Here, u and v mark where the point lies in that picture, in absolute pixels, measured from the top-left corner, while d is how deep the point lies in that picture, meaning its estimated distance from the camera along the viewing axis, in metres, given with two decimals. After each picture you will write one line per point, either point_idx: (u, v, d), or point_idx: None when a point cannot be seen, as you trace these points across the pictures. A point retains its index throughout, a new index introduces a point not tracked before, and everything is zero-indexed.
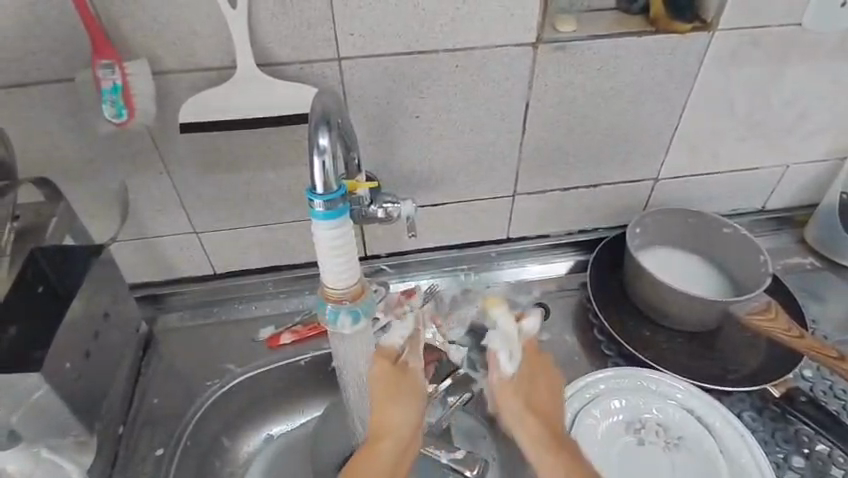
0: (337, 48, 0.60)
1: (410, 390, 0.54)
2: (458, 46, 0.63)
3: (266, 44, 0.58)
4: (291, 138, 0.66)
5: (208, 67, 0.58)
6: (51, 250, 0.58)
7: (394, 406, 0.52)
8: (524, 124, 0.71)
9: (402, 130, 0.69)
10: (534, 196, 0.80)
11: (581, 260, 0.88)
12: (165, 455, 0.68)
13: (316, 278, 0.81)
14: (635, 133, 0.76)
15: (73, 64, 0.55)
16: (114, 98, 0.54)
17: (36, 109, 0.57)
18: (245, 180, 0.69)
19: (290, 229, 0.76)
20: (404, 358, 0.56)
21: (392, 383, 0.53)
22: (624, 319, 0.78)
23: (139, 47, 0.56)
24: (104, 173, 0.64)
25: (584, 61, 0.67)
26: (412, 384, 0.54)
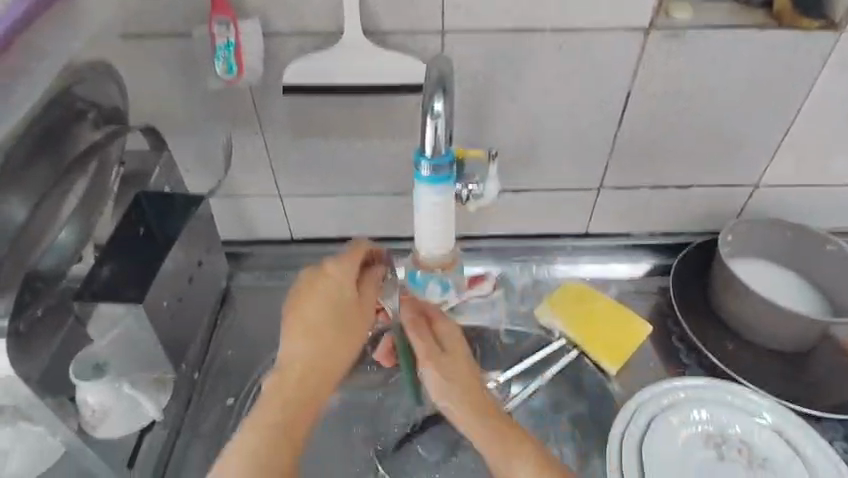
0: (443, 20, 0.59)
1: (356, 325, 0.61)
2: (566, 27, 0.61)
3: (373, 12, 0.58)
4: (384, 109, 0.66)
5: (315, 32, 0.59)
6: (154, 195, 0.59)
7: (339, 328, 0.59)
8: (621, 119, 0.69)
9: (495, 110, 0.67)
10: (621, 192, 0.77)
11: (662, 263, 0.84)
12: (236, 405, 0.71)
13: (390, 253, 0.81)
14: (738, 135, 0.72)
15: (193, 20, 0.57)
16: (227, 55, 0.56)
17: (156, 63, 0.61)
18: (334, 148, 0.70)
19: (370, 202, 0.76)
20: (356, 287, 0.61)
21: (341, 312, 0.60)
22: (706, 328, 0.75)
23: (252, 8, 0.57)
24: (207, 129, 0.67)
25: (697, 51, 0.64)
26: (346, 297, 0.60)
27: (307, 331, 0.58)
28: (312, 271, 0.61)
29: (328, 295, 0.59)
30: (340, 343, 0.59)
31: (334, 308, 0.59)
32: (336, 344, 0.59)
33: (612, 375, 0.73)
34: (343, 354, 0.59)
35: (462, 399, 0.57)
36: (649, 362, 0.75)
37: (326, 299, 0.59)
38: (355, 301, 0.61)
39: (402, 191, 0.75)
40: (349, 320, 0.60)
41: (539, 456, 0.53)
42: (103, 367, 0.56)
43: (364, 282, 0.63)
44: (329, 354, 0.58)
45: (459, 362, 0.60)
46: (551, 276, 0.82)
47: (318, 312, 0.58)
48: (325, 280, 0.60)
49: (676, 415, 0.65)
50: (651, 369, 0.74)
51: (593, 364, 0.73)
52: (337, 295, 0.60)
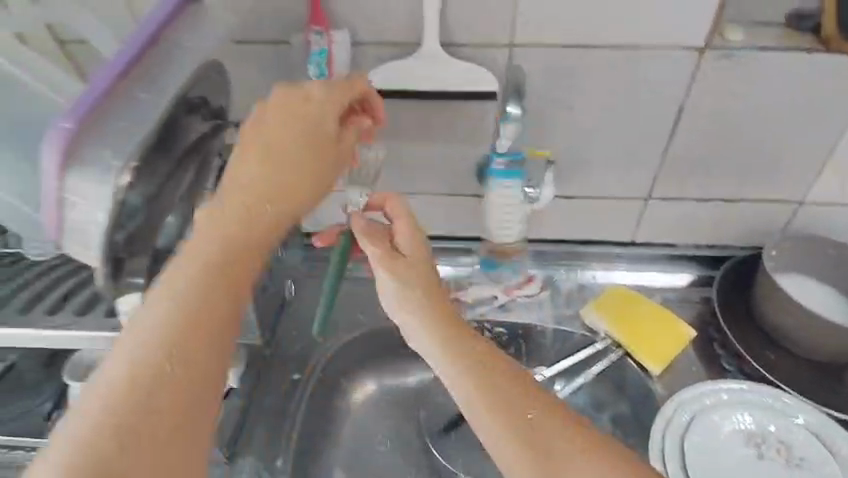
0: (512, 35, 0.65)
1: (329, 154, 0.53)
2: (625, 44, 0.66)
3: (450, 26, 0.65)
4: (451, 114, 0.72)
5: (396, 43, 0.66)
6: None
7: (298, 165, 0.51)
8: (671, 132, 0.73)
9: (553, 120, 0.72)
10: (668, 202, 0.81)
11: (705, 275, 0.87)
12: (301, 381, 0.75)
13: (443, 251, 0.86)
14: (785, 152, 0.75)
15: (290, 30, 0.65)
16: (319, 61, 0.62)
17: (253, 66, 0.68)
18: (401, 150, 0.76)
19: (428, 201, 0.82)
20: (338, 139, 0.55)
21: (318, 151, 0.52)
22: (748, 337, 0.77)
23: (343, 20, 0.64)
24: None
25: (748, 71, 0.68)
26: (320, 130, 0.52)
27: (259, 145, 0.50)
28: (281, 90, 0.52)
29: (305, 133, 0.51)
30: (291, 172, 0.50)
31: (285, 152, 0.50)
32: (295, 176, 0.50)
33: (655, 375, 0.76)
34: (306, 192, 0.51)
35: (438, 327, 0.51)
36: (692, 366, 0.77)
37: (302, 122, 0.51)
38: (326, 135, 0.53)
39: (460, 192, 0.80)
40: (328, 162, 0.53)
41: (546, 415, 0.46)
42: None
43: (341, 142, 0.55)
44: (289, 189, 0.50)
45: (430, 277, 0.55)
46: (596, 280, 0.86)
47: (281, 128, 0.51)
48: (288, 101, 0.52)
49: (717, 413, 0.69)
50: (693, 373, 0.77)
51: (636, 364, 0.77)
52: (309, 118, 0.52)
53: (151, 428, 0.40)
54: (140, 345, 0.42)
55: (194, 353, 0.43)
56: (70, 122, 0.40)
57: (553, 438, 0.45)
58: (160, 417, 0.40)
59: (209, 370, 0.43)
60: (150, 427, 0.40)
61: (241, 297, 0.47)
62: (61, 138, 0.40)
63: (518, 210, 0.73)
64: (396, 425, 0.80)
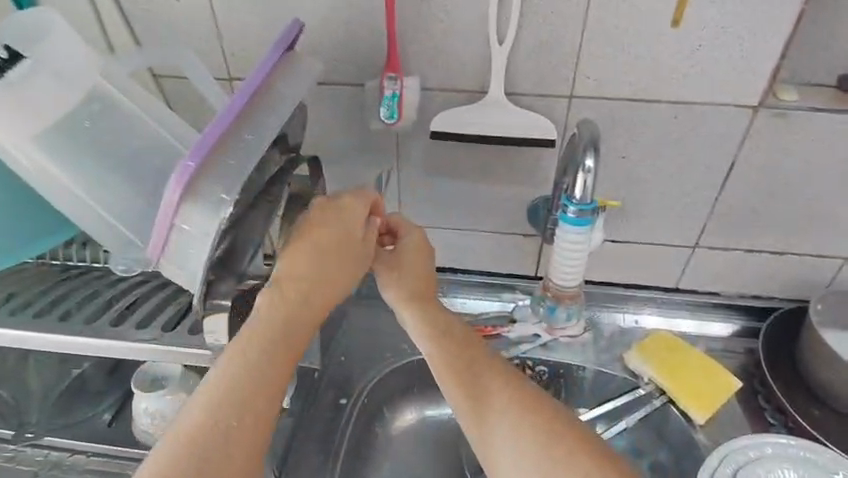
0: (573, 87, 0.69)
1: (351, 253, 0.59)
2: (681, 100, 0.69)
3: (514, 77, 0.69)
4: (507, 157, 0.76)
5: (463, 90, 0.70)
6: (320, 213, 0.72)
7: (333, 265, 0.57)
8: (722, 184, 0.75)
9: (606, 167, 0.75)
10: (715, 252, 0.82)
11: (748, 325, 0.87)
12: (347, 405, 0.77)
13: (487, 287, 0.90)
14: (835, 209, 0.76)
15: (365, 74, 0.70)
16: (391, 104, 0.67)
17: (327, 104, 0.73)
18: (457, 187, 0.80)
19: (478, 238, 0.85)
20: (363, 234, 0.60)
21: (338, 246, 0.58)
22: (791, 390, 0.77)
23: (415, 67, 0.69)
24: (353, 161, 0.78)
25: (801, 130, 0.70)
26: (349, 231, 0.59)
27: (301, 243, 0.56)
28: (319, 206, 0.58)
29: (333, 234, 0.57)
30: (332, 271, 0.57)
31: (323, 258, 0.57)
32: (333, 277, 0.58)
33: (700, 424, 0.75)
34: (338, 284, 0.58)
35: (447, 358, 0.60)
36: (736, 419, 0.77)
37: (334, 227, 0.58)
38: (354, 235, 0.59)
39: (510, 230, 0.83)
40: (350, 255, 0.59)
41: (536, 438, 0.54)
42: None
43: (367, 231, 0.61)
44: (320, 280, 0.57)
45: (440, 313, 0.63)
46: (639, 326, 0.87)
47: (321, 234, 0.57)
48: (326, 214, 0.58)
49: (761, 467, 0.68)
50: (737, 426, 0.77)
51: (680, 412, 0.76)
52: (340, 226, 0.58)
53: (224, 463, 0.49)
54: (212, 391, 0.51)
55: (255, 402, 0.51)
56: (194, 160, 0.45)
57: (532, 458, 0.53)
58: (231, 461, 0.49)
59: (267, 414, 0.52)
60: (223, 462, 0.49)
61: (290, 363, 0.55)
62: (185, 174, 0.44)
63: (579, 265, 0.69)
64: (436, 456, 0.81)
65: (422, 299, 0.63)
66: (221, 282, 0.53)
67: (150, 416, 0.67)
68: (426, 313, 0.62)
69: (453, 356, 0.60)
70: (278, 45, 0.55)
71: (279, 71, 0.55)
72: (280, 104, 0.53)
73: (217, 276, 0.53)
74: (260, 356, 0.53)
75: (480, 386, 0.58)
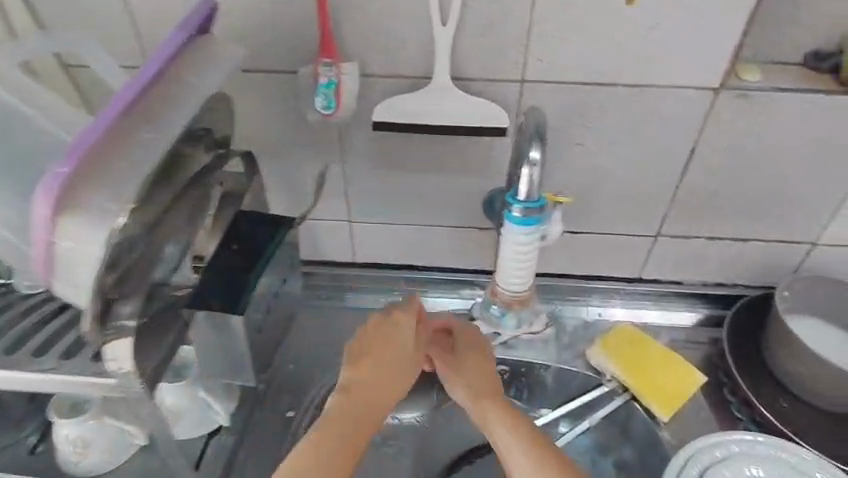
0: (525, 71, 0.64)
1: (406, 354, 0.66)
2: (639, 82, 0.64)
3: (461, 60, 0.63)
4: (457, 147, 0.71)
5: (406, 75, 0.64)
6: (253, 217, 0.67)
7: (394, 367, 0.65)
8: (683, 171, 0.72)
9: (563, 156, 0.71)
10: (678, 240, 0.79)
11: (712, 314, 0.85)
12: (295, 418, 0.74)
13: (444, 284, 0.85)
14: (799, 194, 0.73)
15: (298, 59, 0.63)
16: (327, 93, 0.61)
17: (259, 94, 0.67)
18: (407, 180, 0.75)
19: (434, 233, 0.81)
20: (405, 328, 0.67)
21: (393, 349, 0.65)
22: (755, 382, 0.76)
23: (353, 50, 0.63)
24: (294, 155, 0.72)
25: (764, 113, 0.66)
26: (405, 337, 0.66)
27: (361, 345, 0.65)
28: (378, 316, 0.68)
29: (392, 343, 0.66)
30: (391, 371, 0.64)
31: (382, 364, 0.64)
32: (386, 376, 0.64)
33: (663, 422, 0.73)
34: (396, 382, 0.64)
35: (482, 408, 0.63)
36: (701, 414, 0.75)
37: (390, 339, 0.66)
38: (402, 332, 0.66)
39: (467, 224, 0.79)
40: (402, 357, 0.66)
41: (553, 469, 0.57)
42: (180, 371, 0.65)
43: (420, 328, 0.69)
44: (382, 381, 0.63)
45: (480, 367, 0.67)
46: (603, 317, 0.84)
47: (377, 344, 0.65)
48: (382, 325, 0.67)
49: (729, 468, 0.66)
50: (701, 421, 0.75)
51: (643, 408, 0.74)
52: (396, 338, 0.66)
53: None
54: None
55: None
56: (67, 166, 0.40)
57: None
58: None
59: None
60: None
61: (351, 461, 0.57)
62: (55, 182, 0.39)
63: (527, 266, 0.65)
64: None
65: (452, 361, 0.68)
66: (124, 304, 0.47)
67: (71, 443, 0.61)
68: (457, 366, 0.67)
69: (483, 400, 0.63)
70: (179, 30, 0.50)
71: (180, 60, 0.49)
72: (186, 95, 0.48)
73: (119, 295, 0.46)
74: (324, 446, 0.56)
75: (504, 425, 0.61)
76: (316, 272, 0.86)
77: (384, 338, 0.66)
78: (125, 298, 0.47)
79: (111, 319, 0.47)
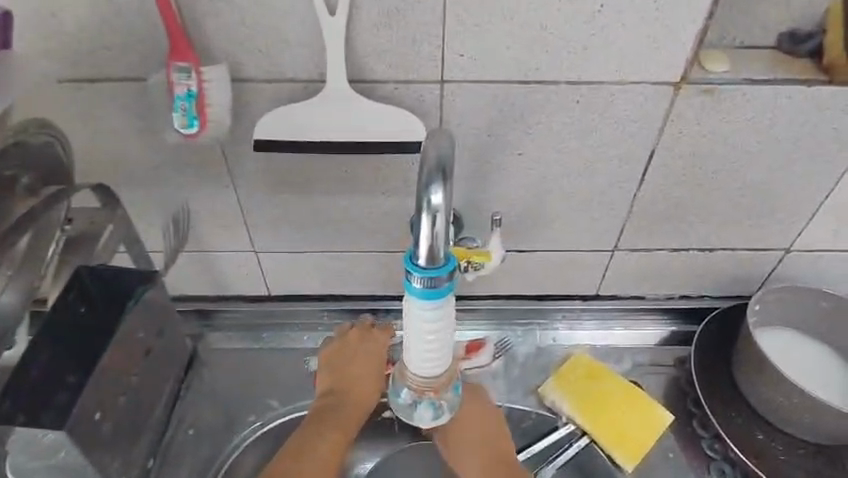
0: (443, 69, 0.51)
1: (370, 370, 0.67)
2: (585, 79, 0.53)
3: (362, 58, 0.50)
4: (371, 164, 0.58)
5: (293, 79, 0.51)
6: (99, 271, 0.51)
7: (362, 384, 0.66)
8: (640, 179, 0.61)
9: (499, 168, 0.59)
10: (639, 254, 0.69)
11: (679, 329, 0.76)
12: None
13: (376, 315, 0.73)
14: (770, 198, 0.64)
15: (149, 64, 0.49)
16: (187, 107, 0.48)
17: (105, 109, 0.52)
18: (315, 203, 0.62)
19: (356, 260, 0.68)
20: (379, 349, 0.68)
21: (357, 368, 0.67)
22: (729, 413, 0.67)
23: (220, 50, 0.49)
24: (169, 180, 0.58)
25: (733, 110, 0.55)
26: (369, 356, 0.67)
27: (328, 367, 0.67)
28: (348, 334, 0.68)
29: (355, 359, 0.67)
30: (358, 388, 0.66)
31: (347, 381, 0.66)
32: (358, 394, 0.66)
33: (628, 471, 0.64)
34: (361, 397, 0.66)
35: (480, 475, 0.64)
36: (666, 452, 0.67)
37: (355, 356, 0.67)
38: (372, 350, 0.68)
39: (394, 249, 0.67)
40: (368, 375, 0.67)
41: None
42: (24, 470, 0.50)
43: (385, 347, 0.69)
44: (349, 396, 0.66)
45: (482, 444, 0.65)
46: (559, 343, 0.74)
47: (345, 365, 0.67)
48: (351, 341, 0.68)
49: None
50: (668, 460, 0.66)
51: (606, 456, 0.65)
52: (357, 354, 0.67)
53: None
54: None
55: None
56: None
57: None
58: None
59: None
60: None
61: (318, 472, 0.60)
62: None
63: (444, 352, 0.39)
64: None
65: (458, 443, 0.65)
66: None
67: None
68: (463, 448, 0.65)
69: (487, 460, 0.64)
70: None
71: None
72: None
73: None
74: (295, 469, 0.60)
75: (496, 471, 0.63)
76: (223, 309, 0.73)
77: (349, 354, 0.67)
78: None
79: None
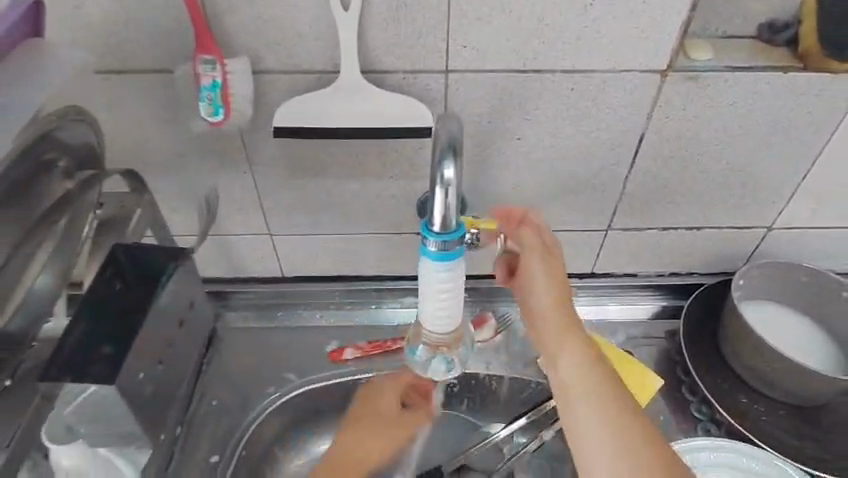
0: (447, 60, 0.55)
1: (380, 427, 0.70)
2: (578, 68, 0.57)
3: (373, 50, 0.54)
4: (380, 149, 0.62)
5: (308, 70, 0.54)
6: (134, 251, 0.55)
7: (378, 396, 0.71)
8: (631, 162, 0.65)
9: (500, 152, 0.63)
10: (631, 233, 0.74)
11: (669, 304, 0.81)
12: (220, 463, 0.67)
13: (385, 294, 0.78)
14: (753, 179, 0.68)
15: (175, 57, 0.53)
16: (212, 97, 0.52)
17: (133, 100, 0.56)
18: (327, 187, 0.66)
19: (365, 242, 0.73)
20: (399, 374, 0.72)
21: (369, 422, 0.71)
22: (716, 379, 0.71)
23: (241, 44, 0.53)
24: (191, 166, 0.62)
25: (716, 95, 0.60)
26: (379, 417, 0.71)
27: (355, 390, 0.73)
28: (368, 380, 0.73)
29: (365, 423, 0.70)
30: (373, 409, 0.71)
31: (355, 445, 0.70)
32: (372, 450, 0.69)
33: None
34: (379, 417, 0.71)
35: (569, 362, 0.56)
36: (657, 416, 0.72)
37: (370, 411, 0.71)
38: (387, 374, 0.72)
39: (401, 230, 0.71)
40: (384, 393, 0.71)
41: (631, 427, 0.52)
42: (75, 429, 0.54)
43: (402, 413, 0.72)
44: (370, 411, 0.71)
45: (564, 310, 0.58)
46: None
47: (368, 415, 0.71)
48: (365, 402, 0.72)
49: None
50: (659, 423, 0.71)
51: None
52: (369, 418, 0.71)
53: None
54: None
55: None
56: None
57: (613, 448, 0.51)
58: None
59: None
60: None
61: None
62: None
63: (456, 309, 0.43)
64: None
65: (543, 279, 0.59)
66: None
67: None
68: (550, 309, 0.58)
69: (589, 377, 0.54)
70: None
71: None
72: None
73: None
74: None
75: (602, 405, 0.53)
76: (240, 290, 0.77)
77: (366, 406, 0.72)
78: None
79: None
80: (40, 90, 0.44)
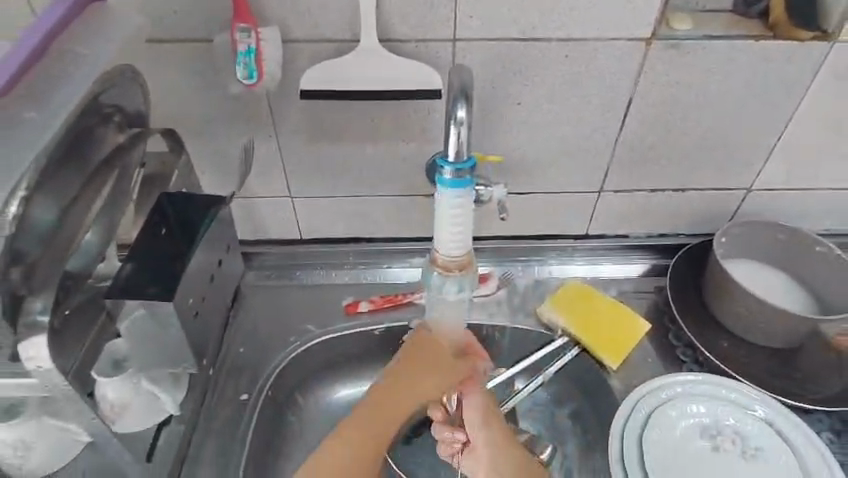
0: (455, 29, 0.62)
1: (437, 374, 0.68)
2: (572, 36, 0.63)
3: (389, 20, 0.60)
4: (394, 113, 0.69)
5: (330, 38, 0.61)
6: (176, 198, 0.63)
7: (431, 347, 0.69)
8: (621, 125, 0.72)
9: (502, 115, 0.70)
10: (622, 195, 0.80)
11: (658, 263, 0.87)
12: (249, 400, 0.73)
13: (396, 254, 0.85)
14: (733, 141, 0.75)
15: (213, 26, 0.60)
16: (247, 61, 0.58)
17: (173, 67, 0.62)
18: (345, 150, 0.72)
19: (377, 203, 0.79)
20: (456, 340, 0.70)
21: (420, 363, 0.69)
22: (700, 326, 0.78)
23: (272, 15, 0.59)
24: (222, 130, 0.69)
25: (696, 62, 0.67)
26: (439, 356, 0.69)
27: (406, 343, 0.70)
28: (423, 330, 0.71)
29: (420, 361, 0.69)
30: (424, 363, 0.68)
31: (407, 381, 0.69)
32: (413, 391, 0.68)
33: (613, 370, 0.76)
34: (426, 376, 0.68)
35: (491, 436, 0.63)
36: (647, 359, 0.78)
37: (424, 353, 0.69)
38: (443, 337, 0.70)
39: (412, 192, 0.78)
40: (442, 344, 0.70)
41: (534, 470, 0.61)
42: (122, 363, 0.60)
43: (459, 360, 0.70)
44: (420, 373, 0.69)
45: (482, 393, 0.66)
46: (554, 276, 0.86)
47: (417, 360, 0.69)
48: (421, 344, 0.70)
49: (673, 408, 0.69)
50: (648, 365, 0.77)
51: (595, 361, 0.77)
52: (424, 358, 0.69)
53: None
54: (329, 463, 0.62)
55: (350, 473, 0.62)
56: None
57: None
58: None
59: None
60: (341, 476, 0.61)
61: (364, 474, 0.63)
62: None
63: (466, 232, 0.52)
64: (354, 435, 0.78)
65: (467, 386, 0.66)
66: (32, 301, 0.48)
67: (10, 447, 0.59)
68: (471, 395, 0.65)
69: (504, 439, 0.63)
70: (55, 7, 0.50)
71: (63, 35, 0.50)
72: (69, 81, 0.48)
73: (26, 292, 0.48)
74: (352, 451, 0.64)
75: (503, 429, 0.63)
76: (262, 251, 0.84)
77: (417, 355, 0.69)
78: (33, 295, 0.48)
79: (21, 315, 0.47)
80: (104, 50, 0.51)
